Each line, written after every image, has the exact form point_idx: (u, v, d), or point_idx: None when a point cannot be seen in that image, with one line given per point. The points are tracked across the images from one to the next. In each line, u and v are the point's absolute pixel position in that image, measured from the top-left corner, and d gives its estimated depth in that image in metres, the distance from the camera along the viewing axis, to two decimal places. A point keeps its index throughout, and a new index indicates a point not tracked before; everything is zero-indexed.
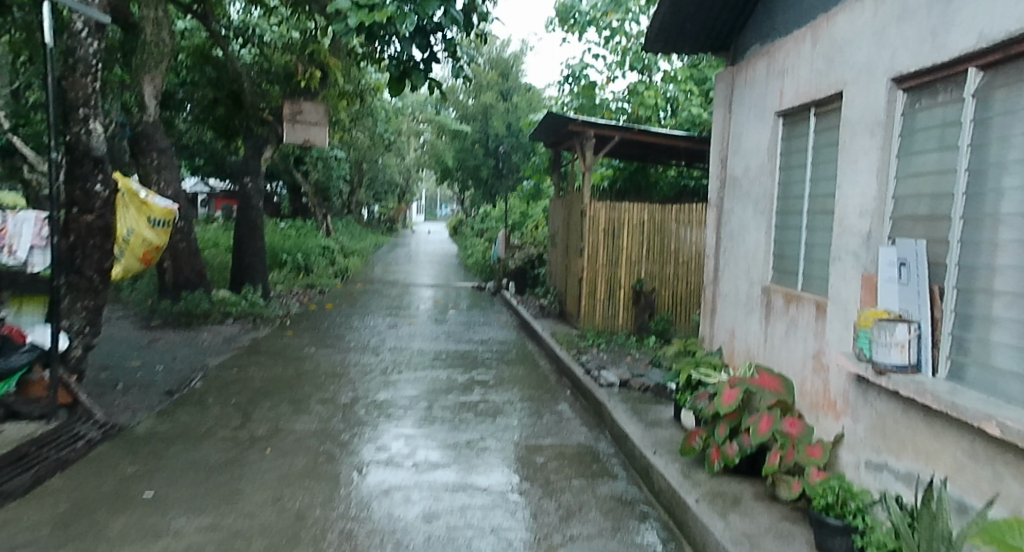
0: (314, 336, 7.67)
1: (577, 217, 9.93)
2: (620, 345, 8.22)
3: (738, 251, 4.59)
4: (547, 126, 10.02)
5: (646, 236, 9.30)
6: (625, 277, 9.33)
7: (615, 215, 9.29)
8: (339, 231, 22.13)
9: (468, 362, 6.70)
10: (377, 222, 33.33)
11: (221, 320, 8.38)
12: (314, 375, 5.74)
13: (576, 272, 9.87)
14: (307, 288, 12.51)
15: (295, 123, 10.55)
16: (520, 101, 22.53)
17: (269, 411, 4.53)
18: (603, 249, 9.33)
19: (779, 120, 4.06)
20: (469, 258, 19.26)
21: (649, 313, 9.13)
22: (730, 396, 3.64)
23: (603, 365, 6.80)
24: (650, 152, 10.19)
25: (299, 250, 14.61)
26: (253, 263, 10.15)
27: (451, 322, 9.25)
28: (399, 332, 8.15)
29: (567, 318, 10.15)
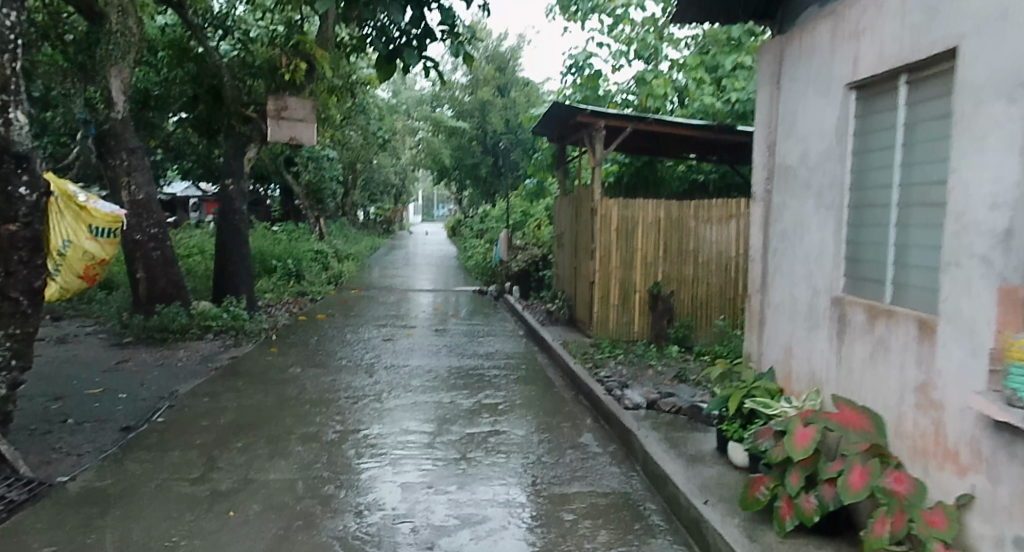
0: (302, 352, 6.93)
1: (585, 215, 9.22)
2: (639, 356, 7.50)
3: (794, 253, 3.87)
4: (551, 118, 9.31)
5: (662, 235, 8.62)
6: (640, 281, 8.66)
7: (628, 213, 8.61)
8: (333, 234, 21.37)
9: (474, 381, 5.98)
10: (373, 223, 32.52)
11: (199, 336, 7.64)
12: (297, 404, 4.99)
13: (586, 275, 9.17)
14: (298, 297, 11.76)
15: (279, 120, 9.83)
16: (519, 97, 21.76)
17: (239, 455, 3.79)
18: (616, 250, 8.66)
19: (852, 94, 3.34)
20: (468, 261, 18.54)
21: (668, 319, 8.39)
22: (805, 439, 2.97)
23: (625, 383, 6.09)
24: (662, 144, 9.49)
25: (290, 255, 13.86)
26: (237, 271, 9.41)
27: (453, 333, 8.51)
28: (395, 346, 7.43)
29: (577, 325, 9.44)
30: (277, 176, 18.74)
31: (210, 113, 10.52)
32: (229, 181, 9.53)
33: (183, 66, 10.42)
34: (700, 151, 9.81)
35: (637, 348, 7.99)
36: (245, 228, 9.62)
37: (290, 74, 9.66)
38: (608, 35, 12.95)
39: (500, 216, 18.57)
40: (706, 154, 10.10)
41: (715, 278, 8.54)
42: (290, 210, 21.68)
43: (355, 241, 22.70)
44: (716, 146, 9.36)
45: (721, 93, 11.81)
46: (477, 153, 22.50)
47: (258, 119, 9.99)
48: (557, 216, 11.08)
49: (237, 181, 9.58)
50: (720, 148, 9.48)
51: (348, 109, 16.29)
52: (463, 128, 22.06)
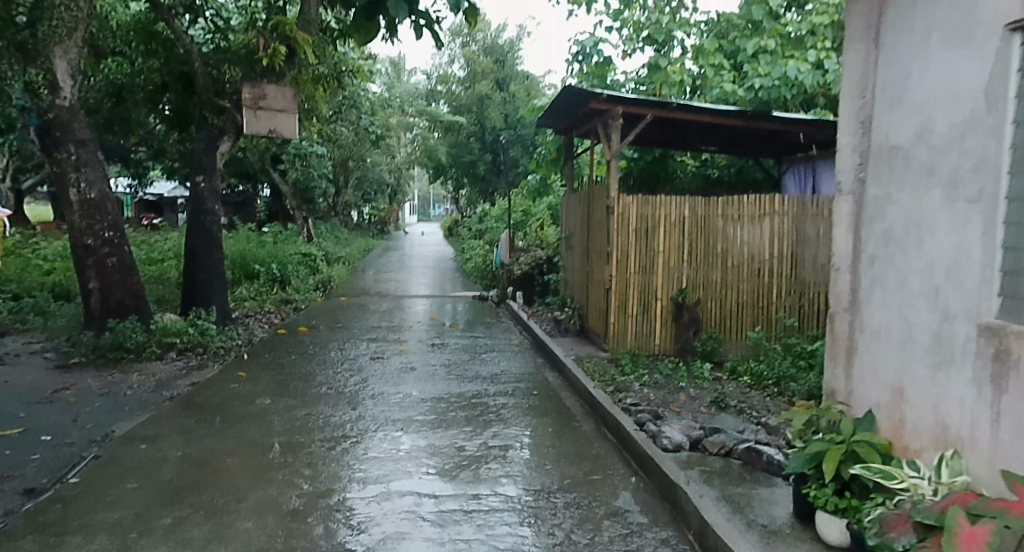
0: (276, 375, 5.97)
1: (599, 213, 8.28)
2: (665, 375, 6.55)
3: (909, 261, 2.90)
4: (560, 105, 8.35)
5: (687, 237, 7.72)
6: (662, 287, 7.76)
7: (648, 210, 7.70)
8: (324, 235, 20.39)
9: (477, 413, 5.02)
10: (367, 224, 31.56)
11: (159, 355, 6.64)
12: (258, 450, 4.00)
13: (599, 281, 8.24)
14: (281, 306, 10.76)
15: (258, 110, 8.85)
16: (518, 90, 20.80)
17: (162, 543, 2.79)
18: (634, 253, 7.73)
19: (1013, 40, 2.36)
20: (467, 263, 17.59)
21: (695, 330, 7.58)
22: (976, 545, 2.00)
23: (660, 416, 5.13)
24: (683, 134, 8.55)
25: (275, 259, 12.88)
26: (209, 279, 8.41)
27: (451, 348, 7.52)
28: (386, 365, 6.49)
29: (590, 336, 8.53)
30: (264, 173, 17.77)
31: (181, 103, 9.52)
32: (200, 178, 8.55)
33: (152, 53, 9.43)
34: (724, 141, 8.87)
35: (663, 365, 7.02)
36: (218, 230, 8.63)
37: (267, 58, 8.66)
38: (616, 19, 11.97)
39: (500, 216, 17.63)
40: (730, 144, 9.15)
41: (746, 284, 7.67)
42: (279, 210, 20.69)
43: (348, 243, 21.72)
44: (745, 136, 8.41)
45: (741, 80, 10.86)
46: (475, 150, 21.55)
47: (233, 108, 8.97)
48: (565, 214, 10.12)
49: (209, 178, 8.61)
50: (747, 138, 8.55)
51: (337, 100, 15.32)
52: (460, 123, 21.11)
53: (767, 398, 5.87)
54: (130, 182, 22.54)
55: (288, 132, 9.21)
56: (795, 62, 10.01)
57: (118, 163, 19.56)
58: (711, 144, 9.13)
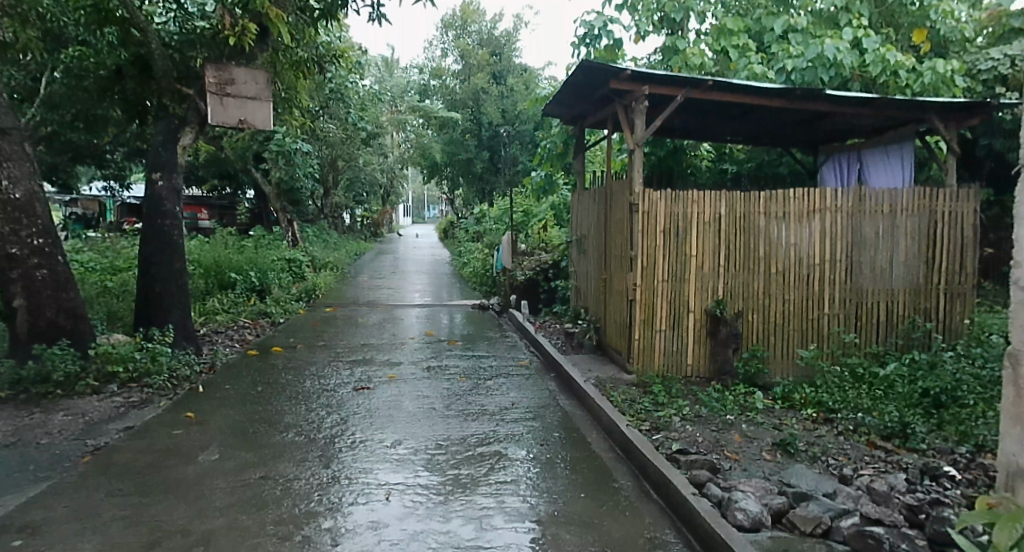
0: (235, 414, 4.83)
1: (618, 212, 7.19)
2: (708, 407, 5.43)
3: None
4: (573, 87, 7.25)
5: (724, 238, 6.63)
6: (695, 297, 6.67)
7: (679, 208, 6.62)
8: (312, 239, 19.25)
9: (485, 470, 3.90)
10: (359, 227, 30.38)
11: (96, 388, 5.45)
12: (180, 546, 2.84)
13: (620, 291, 7.15)
14: (256, 320, 9.63)
15: (225, 97, 7.71)
16: (516, 84, 19.72)
17: None
18: (662, 257, 6.64)
19: None
20: (465, 267, 16.50)
21: (733, 348, 6.46)
22: None
23: (719, 471, 4.00)
24: (713, 120, 7.47)
25: (254, 266, 11.75)
26: (167, 294, 7.24)
27: (451, 373, 6.39)
28: (371, 399, 5.38)
29: (609, 354, 7.43)
30: (246, 172, 16.63)
31: (137, 91, 8.34)
32: (156, 175, 7.40)
33: (102, 34, 8.24)
34: (757, 126, 7.79)
35: (703, 395, 5.90)
36: (180, 234, 7.47)
37: (235, 37, 7.46)
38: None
39: (500, 216, 16.52)
40: (761, 130, 8.08)
41: (793, 294, 6.58)
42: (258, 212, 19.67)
43: (338, 247, 20.59)
44: (783, 121, 7.33)
45: (768, 62, 9.79)
46: (472, 147, 20.43)
47: (195, 95, 7.77)
48: (576, 215, 9.01)
49: (167, 175, 7.46)
50: (785, 122, 7.47)
51: (322, 92, 14.19)
52: (456, 119, 20.02)
53: (839, 437, 4.77)
54: (107, 183, 21.33)
55: (260, 123, 8.15)
56: (832, 41, 8.97)
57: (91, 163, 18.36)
58: (742, 131, 8.06)
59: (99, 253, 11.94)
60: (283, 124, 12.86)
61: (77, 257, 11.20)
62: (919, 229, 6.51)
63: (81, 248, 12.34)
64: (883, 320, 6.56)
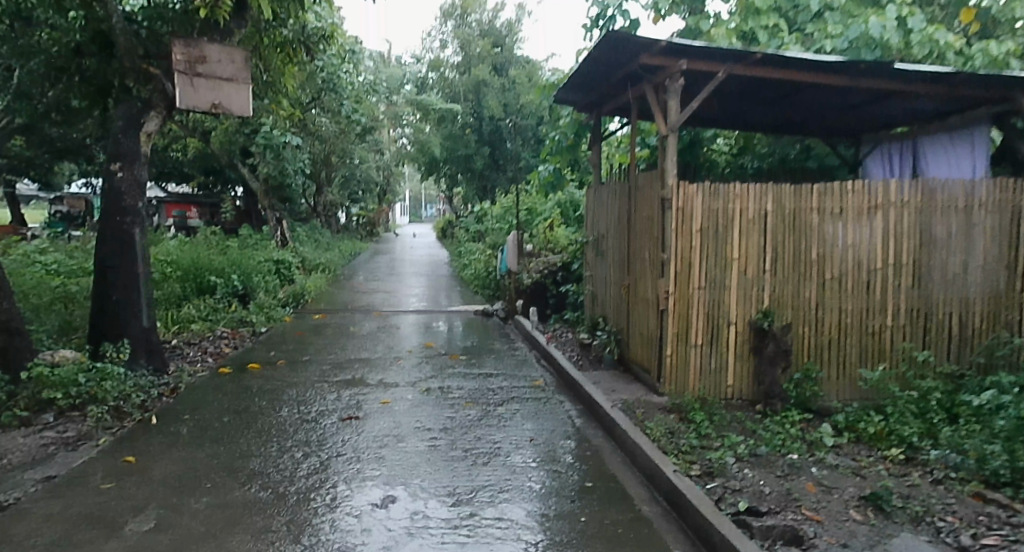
0: (189, 456, 3.91)
1: (646, 209, 6.30)
2: (766, 442, 4.50)
3: None
4: (594, 65, 6.32)
5: (771, 239, 5.72)
6: (737, 308, 5.77)
7: (718, 204, 5.74)
8: (303, 238, 18.30)
9: (506, 544, 2.98)
10: (354, 226, 29.44)
11: (24, 420, 4.47)
12: None
13: (649, 300, 6.26)
14: (234, 330, 8.73)
15: (195, 78, 6.79)
16: (518, 75, 18.83)
17: None
18: (698, 262, 5.76)
19: None
20: (466, 269, 15.58)
21: (783, 367, 5.56)
22: None
23: (807, 543, 3.06)
24: (754, 102, 6.55)
25: (237, 268, 10.83)
26: (126, 303, 6.28)
27: (456, 397, 5.48)
28: (361, 432, 4.47)
29: (636, 372, 6.53)
30: (232, 167, 15.70)
31: (99, 72, 7.39)
32: (115, 166, 6.43)
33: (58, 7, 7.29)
34: (802, 110, 6.88)
35: (754, 428, 4.99)
36: (145, 233, 6.54)
37: (206, 9, 6.52)
38: None
39: (501, 216, 15.60)
40: (803, 115, 7.17)
41: (851, 303, 5.66)
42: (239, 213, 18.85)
43: (331, 246, 19.68)
44: (835, 103, 6.41)
45: (802, 43, 8.86)
46: (472, 143, 19.49)
47: (163, 75, 6.81)
48: (593, 212, 8.11)
49: (129, 166, 6.49)
50: (835, 104, 6.57)
51: (311, 78, 13.27)
52: (455, 112, 19.09)
53: (939, 486, 3.83)
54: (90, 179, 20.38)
55: (236, 108, 7.24)
56: (877, 18, 8.02)
57: (70, 158, 17.40)
58: (783, 114, 7.13)
59: (67, 254, 10.98)
60: (270, 113, 11.94)
61: (42, 257, 10.23)
62: (999, 228, 5.59)
63: (49, 248, 11.36)
64: (957, 334, 5.66)
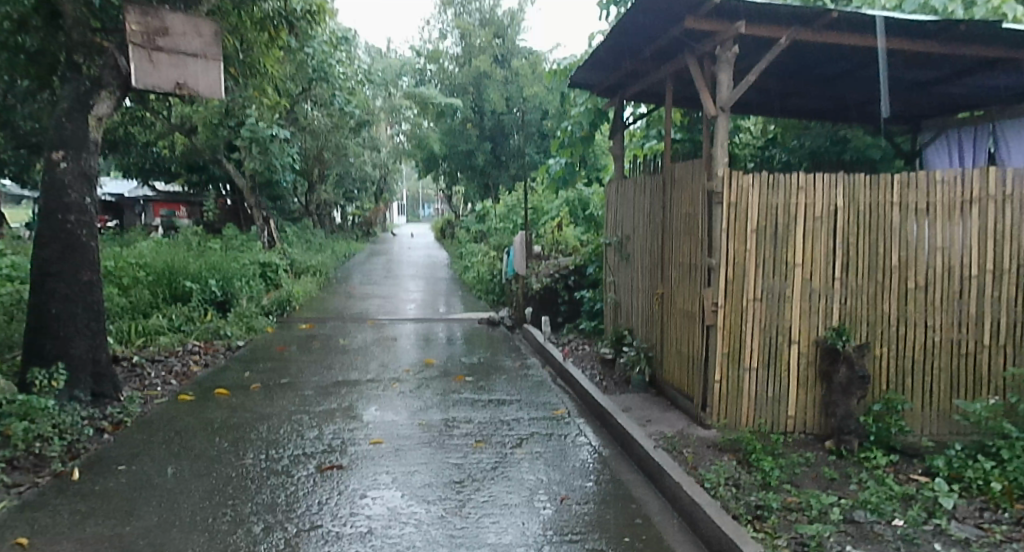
0: (105, 536, 2.89)
1: (687, 206, 5.32)
2: (862, 502, 3.49)
3: None
4: (625, 34, 5.30)
5: (842, 241, 4.74)
6: (800, 324, 4.79)
7: (779, 199, 4.75)
8: (294, 238, 17.28)
9: None
10: (349, 226, 28.42)
11: None
12: None
13: (691, 313, 5.28)
14: (208, 343, 7.73)
15: (155, 52, 5.80)
16: (522, 67, 17.79)
17: None
18: (753, 269, 4.80)
19: None
20: (467, 271, 14.60)
21: (861, 397, 4.58)
22: None
23: None
24: (813, 70, 5.55)
25: (216, 272, 9.80)
26: (68, 318, 5.26)
27: (464, 435, 4.50)
28: (343, 491, 3.48)
29: (674, 397, 5.56)
30: (217, 162, 14.70)
31: (46, 48, 6.38)
32: (58, 155, 5.36)
33: None
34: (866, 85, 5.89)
35: (834, 478, 4.01)
36: (94, 235, 5.50)
37: None
38: None
39: (506, 215, 14.60)
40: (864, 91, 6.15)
41: (940, 318, 4.68)
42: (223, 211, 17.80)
43: (323, 248, 18.67)
44: (909, 75, 5.44)
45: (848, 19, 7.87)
46: (472, 138, 18.49)
47: (116, 49, 5.79)
48: (615, 210, 7.13)
49: (75, 155, 5.41)
50: (909, 77, 5.56)
51: (297, 63, 12.25)
52: (455, 106, 18.07)
53: None
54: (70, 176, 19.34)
55: (205, 89, 6.24)
56: None
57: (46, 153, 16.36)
58: (840, 91, 6.13)
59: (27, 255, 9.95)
60: (254, 101, 10.95)
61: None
62: None
63: (9, 250, 10.32)
64: None
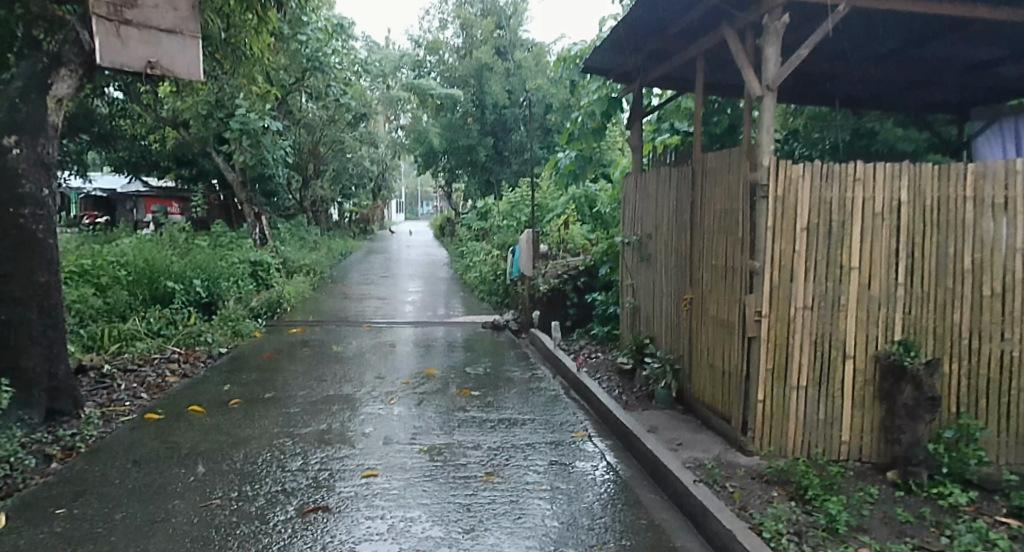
0: None
1: (722, 200, 4.70)
2: None
3: None
4: (654, 5, 4.68)
5: (907, 241, 4.12)
6: (857, 335, 4.18)
7: (833, 193, 4.13)
8: (287, 236, 16.63)
9: None
10: (345, 224, 27.78)
11: None
12: None
13: (727, 322, 4.66)
14: (189, 349, 7.10)
15: (122, 26, 5.20)
16: (525, 59, 17.26)
17: None
18: (803, 273, 4.19)
19: None
20: (468, 271, 14.01)
21: (929, 421, 3.98)
22: None
23: None
24: (862, 38, 4.96)
25: (200, 272, 9.15)
26: (17, 326, 4.60)
27: (471, 464, 3.89)
28: (329, 543, 2.86)
29: (705, 416, 4.96)
30: (207, 155, 14.05)
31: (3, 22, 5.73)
32: (8, 140, 4.60)
33: None
34: (917, 57, 5.30)
35: (910, 522, 3.40)
36: (51, 229, 4.84)
37: None
38: None
39: (508, 213, 14.00)
40: (914, 68, 5.56)
41: (1019, 330, 4.07)
42: (214, 206, 17.19)
43: (319, 246, 18.03)
44: (971, 43, 4.86)
45: None
46: (473, 133, 17.92)
47: (78, 22, 5.12)
48: (633, 206, 6.51)
49: (31, 141, 4.70)
50: (968, 47, 4.99)
51: (291, 50, 11.64)
52: (456, 98, 17.54)
53: None
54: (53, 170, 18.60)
55: (182, 69, 5.64)
56: None
57: None
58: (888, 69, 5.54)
59: None
60: (244, 90, 10.33)
61: None
62: None
63: None
64: None
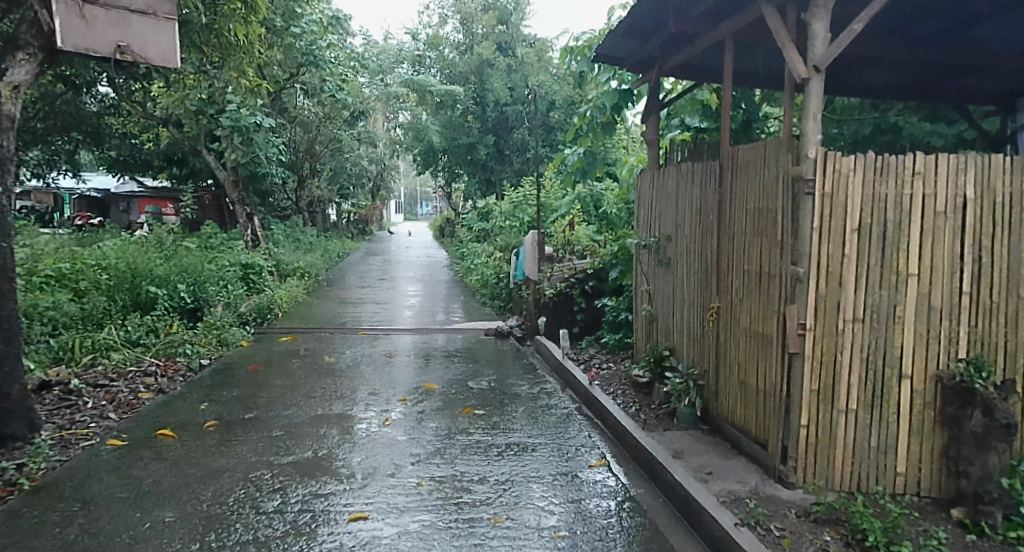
0: None
1: (756, 198, 4.17)
2: None
3: None
4: None
5: (974, 244, 3.57)
6: (915, 352, 3.65)
7: (888, 189, 3.60)
8: (282, 238, 16.12)
9: None
10: (343, 225, 27.27)
11: None
12: None
13: (763, 335, 4.14)
14: (168, 361, 6.57)
15: (87, 6, 4.76)
16: (527, 55, 16.78)
17: None
18: (853, 280, 3.66)
19: None
20: (469, 274, 13.51)
21: (1002, 452, 3.44)
22: None
23: None
24: (910, 14, 4.45)
25: (185, 277, 8.62)
26: None
27: (476, 503, 3.37)
28: None
29: (737, 440, 4.44)
30: (198, 153, 13.54)
31: None
32: None
33: None
34: (968, 37, 4.79)
35: None
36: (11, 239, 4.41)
37: None
38: None
39: (510, 213, 13.50)
40: (962, 50, 5.05)
41: None
42: (207, 206, 16.68)
43: (315, 247, 17.51)
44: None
45: None
46: (474, 131, 17.43)
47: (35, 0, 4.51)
48: (650, 205, 5.98)
49: None
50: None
51: (284, 43, 11.15)
52: (456, 95, 17.04)
53: None
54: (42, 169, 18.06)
55: (154, 55, 5.26)
56: None
57: None
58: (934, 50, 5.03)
59: None
60: (233, 84, 9.84)
61: None
62: None
63: None
64: None
